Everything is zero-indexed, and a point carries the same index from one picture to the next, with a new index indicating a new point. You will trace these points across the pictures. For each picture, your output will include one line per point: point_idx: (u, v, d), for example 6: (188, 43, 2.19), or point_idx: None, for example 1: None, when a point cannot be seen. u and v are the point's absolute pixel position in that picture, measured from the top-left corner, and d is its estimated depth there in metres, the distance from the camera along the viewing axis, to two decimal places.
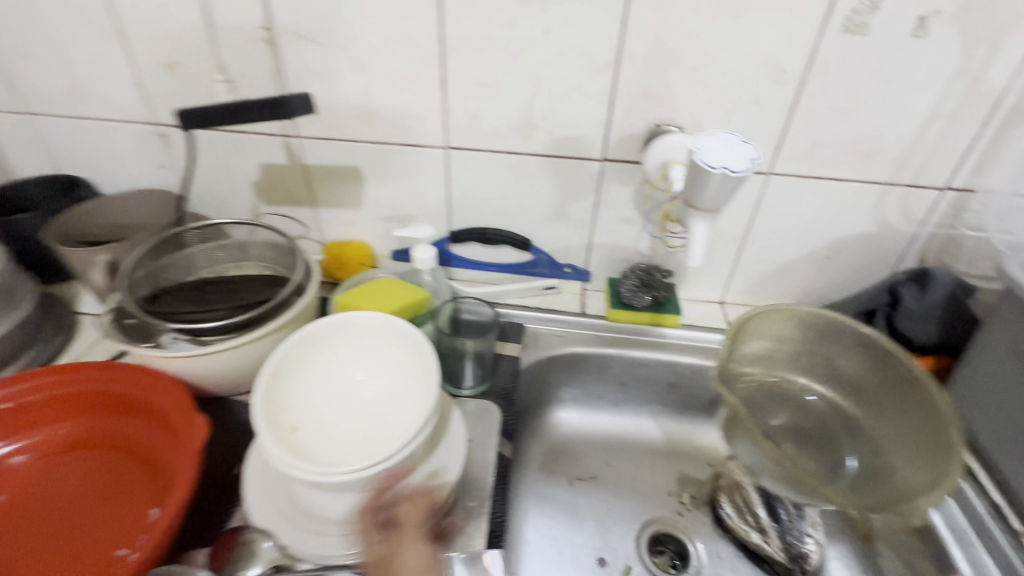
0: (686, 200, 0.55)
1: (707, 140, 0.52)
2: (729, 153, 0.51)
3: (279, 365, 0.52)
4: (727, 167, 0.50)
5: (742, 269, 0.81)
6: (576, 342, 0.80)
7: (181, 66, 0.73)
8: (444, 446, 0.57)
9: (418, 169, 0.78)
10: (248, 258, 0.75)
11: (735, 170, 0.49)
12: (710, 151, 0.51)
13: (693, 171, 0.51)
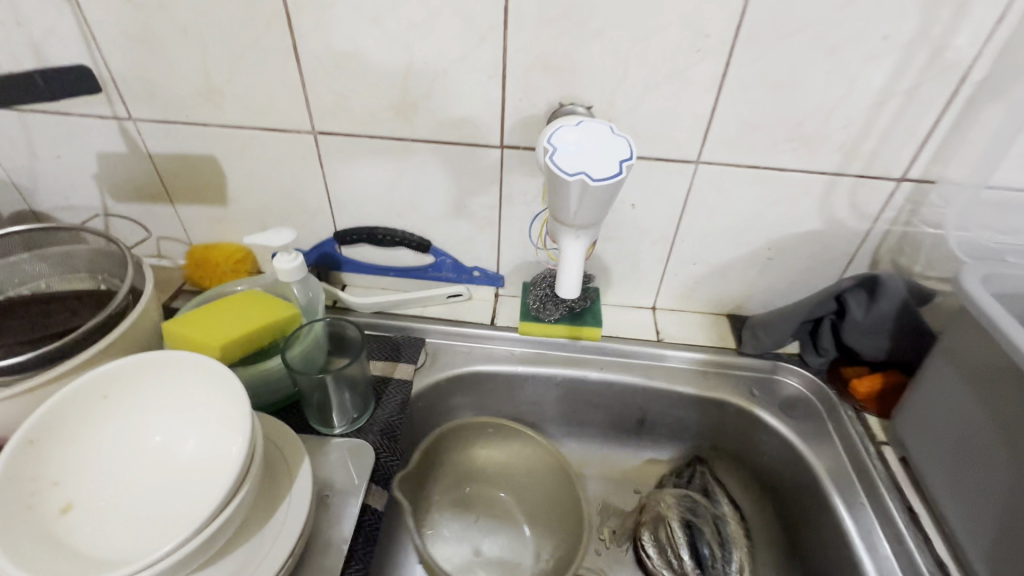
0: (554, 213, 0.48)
1: (569, 140, 0.43)
2: (593, 154, 0.43)
3: (38, 430, 0.41)
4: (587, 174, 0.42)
5: (674, 272, 0.71)
6: (483, 360, 0.70)
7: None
8: (280, 519, 0.47)
9: (286, 158, 0.65)
10: (76, 271, 0.62)
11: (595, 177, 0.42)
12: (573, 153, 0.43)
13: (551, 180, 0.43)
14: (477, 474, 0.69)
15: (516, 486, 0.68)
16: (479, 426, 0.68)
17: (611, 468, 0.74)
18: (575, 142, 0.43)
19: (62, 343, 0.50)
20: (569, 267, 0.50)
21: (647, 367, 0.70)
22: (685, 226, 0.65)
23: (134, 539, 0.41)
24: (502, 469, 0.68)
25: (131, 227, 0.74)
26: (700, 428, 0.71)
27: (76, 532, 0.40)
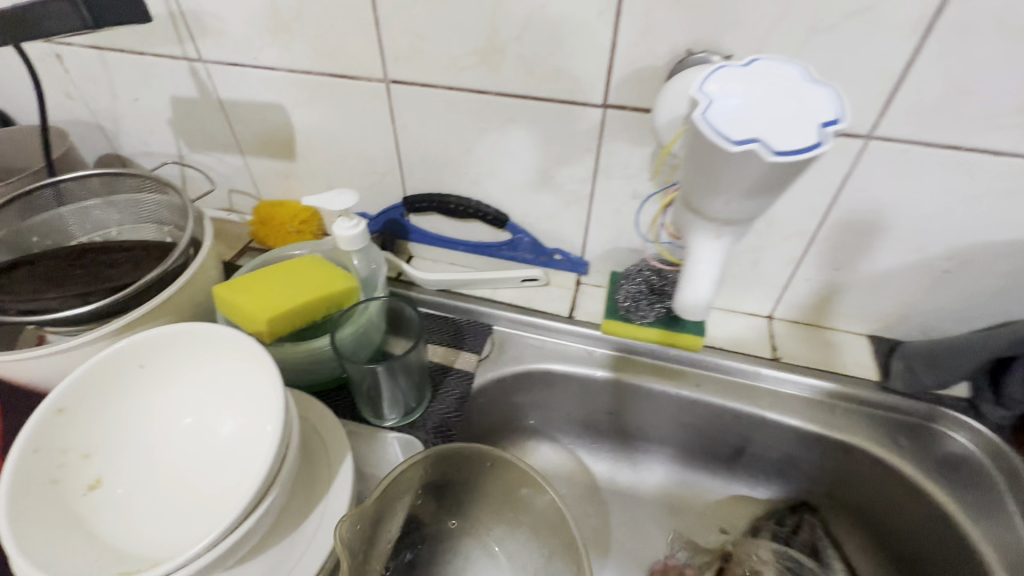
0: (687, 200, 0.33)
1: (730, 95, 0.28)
2: (777, 113, 0.27)
3: (69, 398, 0.37)
4: (765, 142, 0.27)
5: (805, 276, 0.56)
6: (555, 359, 0.60)
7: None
8: (314, 522, 0.41)
9: (356, 111, 0.58)
10: (144, 221, 0.60)
11: (780, 147, 0.26)
12: (743, 111, 0.28)
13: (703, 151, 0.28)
14: (474, 506, 0.51)
15: (520, 540, 0.49)
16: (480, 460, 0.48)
17: (691, 500, 0.63)
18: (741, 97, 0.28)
19: (117, 298, 0.47)
20: (699, 274, 0.38)
21: (754, 389, 0.57)
22: (833, 220, 0.51)
23: (155, 533, 0.36)
24: (507, 513, 0.50)
25: (204, 177, 0.72)
26: (815, 473, 0.57)
27: (99, 515, 0.36)
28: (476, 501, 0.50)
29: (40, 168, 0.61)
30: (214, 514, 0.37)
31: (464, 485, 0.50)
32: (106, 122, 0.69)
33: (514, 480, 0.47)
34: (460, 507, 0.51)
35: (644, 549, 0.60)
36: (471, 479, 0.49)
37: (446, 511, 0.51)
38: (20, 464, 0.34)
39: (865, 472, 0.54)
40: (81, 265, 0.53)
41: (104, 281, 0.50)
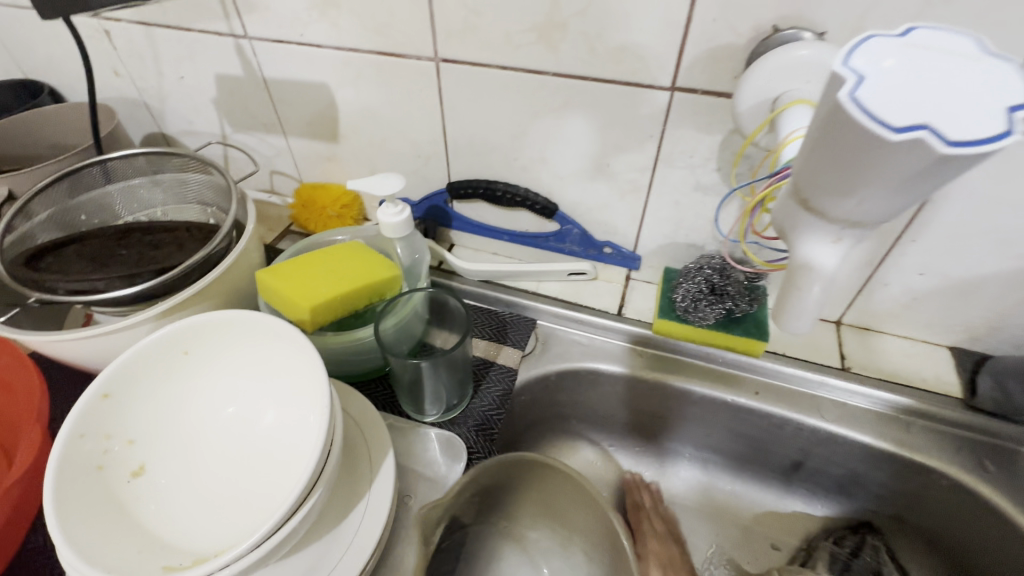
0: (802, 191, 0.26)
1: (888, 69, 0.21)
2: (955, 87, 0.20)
3: (115, 383, 0.36)
4: (935, 127, 0.20)
5: (884, 280, 0.51)
6: (602, 359, 0.57)
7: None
8: (354, 520, 0.40)
9: (402, 92, 0.55)
10: (188, 201, 0.59)
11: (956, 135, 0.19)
12: (905, 82, 0.21)
13: (841, 133, 0.22)
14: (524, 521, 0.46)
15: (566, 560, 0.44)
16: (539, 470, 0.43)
17: (740, 512, 0.59)
18: (907, 76, 0.21)
19: (162, 281, 0.46)
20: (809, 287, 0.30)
21: (819, 400, 0.53)
22: (924, 221, 0.45)
23: (197, 526, 0.35)
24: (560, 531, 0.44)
25: (247, 158, 0.71)
26: (882, 493, 0.53)
27: (142, 503, 0.35)
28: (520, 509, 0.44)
29: (88, 145, 0.60)
30: (256, 510, 0.35)
31: (508, 488, 0.44)
32: (152, 100, 0.69)
33: (570, 501, 0.42)
34: (501, 509, 0.45)
35: (689, 560, 0.57)
36: (520, 484, 0.44)
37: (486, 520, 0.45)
38: (67, 449, 0.33)
39: (944, 500, 0.49)
40: (127, 245, 0.52)
41: (149, 262, 0.49)
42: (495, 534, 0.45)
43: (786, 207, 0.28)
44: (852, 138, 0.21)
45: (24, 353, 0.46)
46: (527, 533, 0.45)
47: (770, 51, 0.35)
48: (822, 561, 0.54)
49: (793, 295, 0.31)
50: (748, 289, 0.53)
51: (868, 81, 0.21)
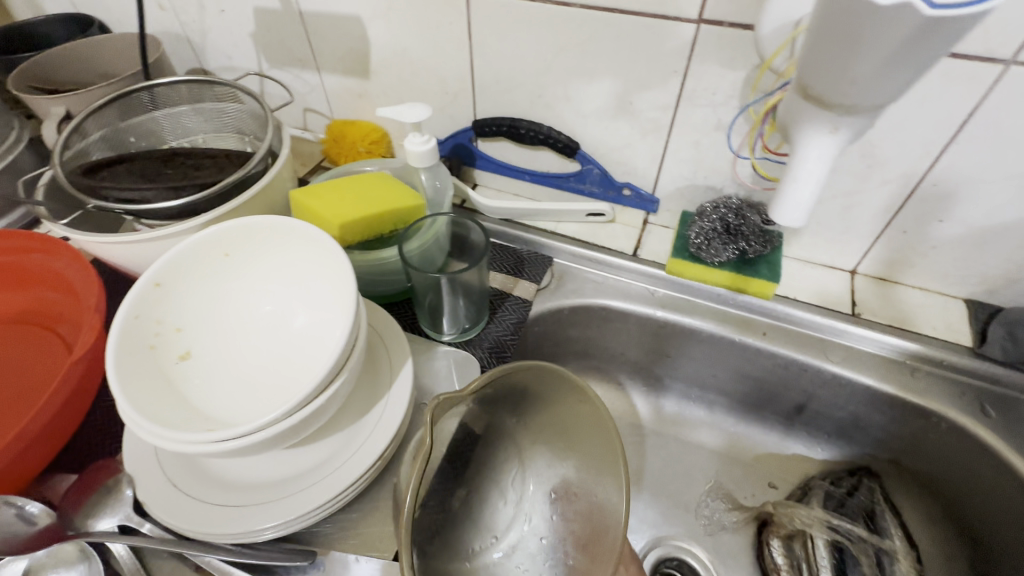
0: (799, 82, 0.27)
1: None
2: None
3: (165, 274, 0.40)
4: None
5: (902, 227, 0.51)
6: (613, 295, 0.59)
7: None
8: (373, 415, 0.43)
9: (433, 26, 0.56)
10: (228, 130, 0.62)
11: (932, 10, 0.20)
12: None
13: (839, 4, 0.22)
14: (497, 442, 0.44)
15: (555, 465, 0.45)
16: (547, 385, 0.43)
17: (741, 451, 0.62)
18: None
19: (204, 196, 0.50)
20: (803, 179, 0.30)
21: (827, 343, 0.54)
22: (945, 165, 0.45)
23: (237, 406, 0.39)
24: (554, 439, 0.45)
25: (282, 94, 0.74)
26: (880, 436, 0.54)
27: (188, 380, 0.39)
28: (541, 415, 0.45)
29: (135, 73, 0.64)
30: (289, 393, 0.40)
31: (540, 389, 0.44)
32: (194, 33, 0.71)
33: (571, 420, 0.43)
34: (518, 409, 0.44)
35: (686, 490, 0.60)
36: (551, 399, 0.44)
37: (510, 420, 0.44)
38: (124, 325, 0.37)
39: (939, 441, 0.50)
40: (171, 166, 0.56)
41: (192, 179, 0.53)
42: (501, 434, 0.45)
43: (791, 102, 0.29)
44: (849, 10, 0.22)
45: (81, 256, 0.50)
46: (536, 447, 0.46)
47: None
48: (817, 498, 0.55)
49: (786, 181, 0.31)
50: (763, 231, 0.54)
51: None
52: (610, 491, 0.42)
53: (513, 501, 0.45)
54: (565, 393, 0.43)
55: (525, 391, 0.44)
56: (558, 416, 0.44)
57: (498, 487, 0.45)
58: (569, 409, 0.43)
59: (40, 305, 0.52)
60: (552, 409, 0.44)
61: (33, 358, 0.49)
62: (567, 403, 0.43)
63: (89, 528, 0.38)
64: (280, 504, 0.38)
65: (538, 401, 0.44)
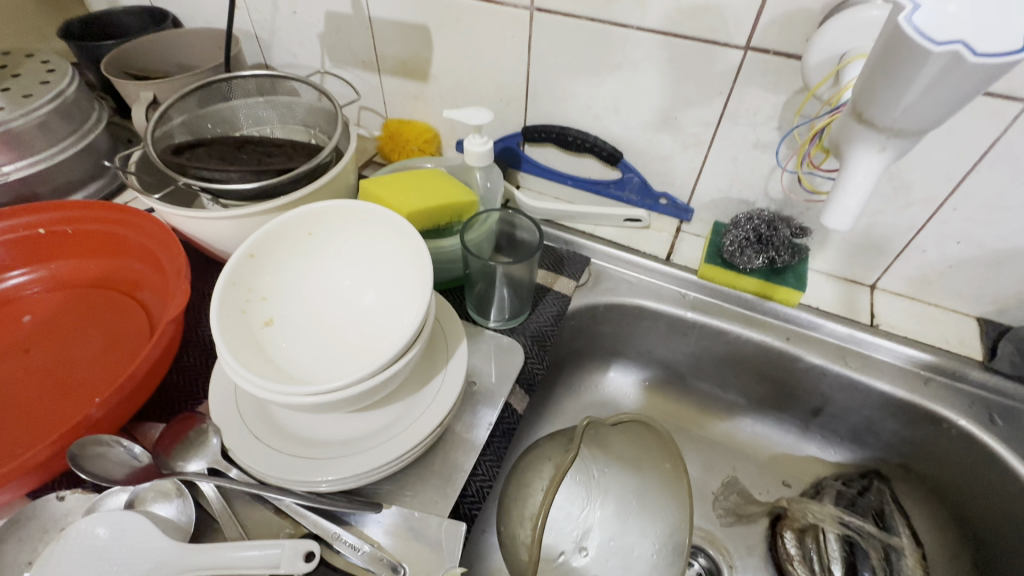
0: (854, 108, 0.31)
1: None
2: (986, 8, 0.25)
3: (258, 246, 0.45)
4: (966, 44, 0.24)
5: (922, 247, 0.55)
6: (648, 295, 0.63)
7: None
8: (431, 386, 0.46)
9: (496, 37, 0.61)
10: (295, 122, 0.68)
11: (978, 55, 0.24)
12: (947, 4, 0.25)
13: (896, 52, 0.26)
14: (583, 464, 0.49)
15: (625, 504, 0.47)
16: (642, 431, 0.51)
17: (758, 449, 0.65)
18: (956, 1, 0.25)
19: (281, 181, 0.55)
20: (853, 189, 0.34)
21: (846, 350, 0.58)
22: (965, 191, 0.49)
23: (318, 367, 0.44)
24: (631, 479, 0.49)
25: (341, 92, 0.78)
26: (893, 440, 0.58)
27: (274, 343, 0.43)
28: (624, 460, 0.50)
29: (214, 66, 0.69)
30: (368, 358, 0.44)
31: (630, 435, 0.51)
32: (264, 31, 0.76)
33: (648, 462, 0.49)
34: (600, 455, 0.50)
35: (705, 482, 0.64)
36: (632, 450, 0.50)
37: (595, 449, 0.50)
38: (224, 287, 0.41)
39: (948, 446, 0.54)
40: (246, 152, 0.60)
41: (266, 164, 0.57)
42: (580, 469, 0.49)
43: (845, 125, 0.33)
44: (902, 55, 0.26)
45: (167, 226, 0.55)
46: (606, 489, 0.48)
47: (847, 8, 0.40)
48: (829, 496, 0.59)
49: (837, 188, 0.35)
50: (791, 244, 0.58)
51: (925, 6, 0.25)
52: (676, 551, 0.45)
53: (578, 523, 0.47)
54: (646, 446, 0.50)
55: (616, 437, 0.51)
56: (637, 467, 0.49)
57: (568, 509, 0.48)
58: (650, 460, 0.49)
59: (134, 274, 0.57)
60: (632, 459, 0.50)
61: (128, 319, 0.54)
62: (648, 456, 0.50)
63: (180, 468, 0.42)
64: (351, 459, 0.42)
65: (618, 453, 0.50)
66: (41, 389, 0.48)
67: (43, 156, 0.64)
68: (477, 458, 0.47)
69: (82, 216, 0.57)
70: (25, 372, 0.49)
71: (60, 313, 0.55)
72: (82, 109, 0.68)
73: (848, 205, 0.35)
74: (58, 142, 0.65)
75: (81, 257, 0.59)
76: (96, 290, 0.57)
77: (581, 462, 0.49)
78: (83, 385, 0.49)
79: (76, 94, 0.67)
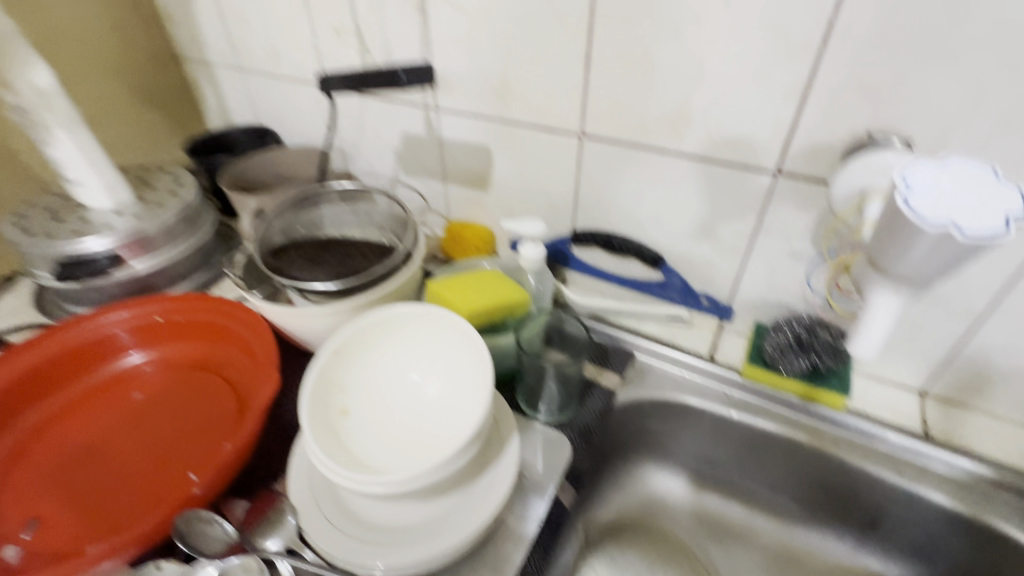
0: (869, 256, 0.37)
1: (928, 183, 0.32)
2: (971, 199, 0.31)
3: (341, 344, 0.52)
4: (958, 224, 0.31)
5: (971, 357, 0.56)
6: (691, 392, 0.65)
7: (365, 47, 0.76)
8: (485, 479, 0.50)
9: (549, 157, 0.70)
10: (372, 225, 0.77)
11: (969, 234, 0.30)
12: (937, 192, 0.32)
13: (900, 223, 0.32)
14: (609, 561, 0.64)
15: None
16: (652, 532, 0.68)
17: (811, 560, 0.64)
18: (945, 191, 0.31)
19: (360, 281, 0.63)
20: (875, 324, 0.39)
21: (900, 460, 0.57)
22: (1006, 306, 0.51)
23: (385, 456, 0.48)
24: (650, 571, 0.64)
25: (410, 197, 0.89)
26: (957, 559, 0.56)
27: (349, 432, 0.49)
28: (642, 559, 0.65)
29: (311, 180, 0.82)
30: (431, 450, 0.48)
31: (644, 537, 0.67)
32: (350, 147, 0.90)
33: (660, 558, 0.65)
34: (617, 555, 0.65)
35: None
36: (642, 549, 0.66)
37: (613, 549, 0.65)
38: (312, 383, 0.48)
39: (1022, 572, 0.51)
40: (331, 253, 0.70)
41: (347, 266, 0.66)
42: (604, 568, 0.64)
43: (862, 268, 0.39)
44: (905, 226, 0.32)
45: (261, 318, 0.64)
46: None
47: (866, 151, 0.45)
48: None
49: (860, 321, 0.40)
50: (833, 348, 0.60)
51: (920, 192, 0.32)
52: None
53: None
54: (659, 544, 0.67)
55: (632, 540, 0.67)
56: (653, 564, 0.65)
57: None
58: (663, 556, 0.66)
59: (230, 359, 0.66)
60: (647, 557, 0.65)
61: (221, 401, 0.61)
62: (662, 554, 0.66)
63: (260, 545, 0.47)
64: (409, 548, 0.45)
65: (633, 554, 0.65)
66: (146, 464, 0.55)
67: (165, 253, 0.76)
68: (526, 554, 0.49)
69: (193, 307, 0.66)
70: (134, 448, 0.57)
71: (166, 393, 0.63)
72: (199, 214, 0.81)
73: (875, 336, 0.39)
74: (178, 242, 0.78)
75: (188, 343, 0.68)
76: (196, 372, 0.65)
77: (605, 561, 0.64)
78: (182, 461, 0.55)
79: (196, 201, 0.80)
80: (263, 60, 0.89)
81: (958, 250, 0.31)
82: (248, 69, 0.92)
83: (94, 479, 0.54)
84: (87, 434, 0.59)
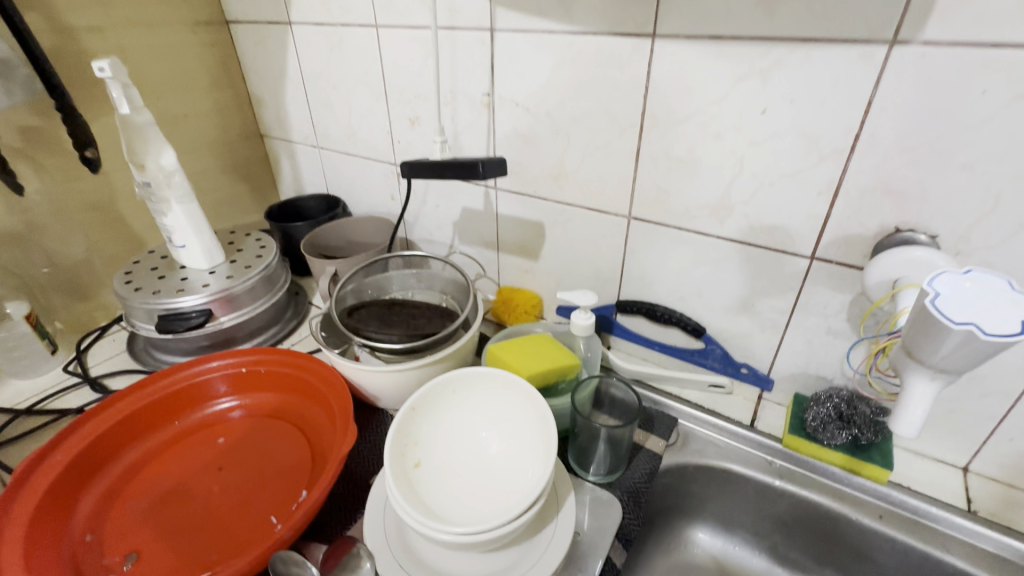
0: (906, 346, 0.42)
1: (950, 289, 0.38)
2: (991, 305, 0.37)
3: (419, 399, 0.58)
4: (978, 326, 0.36)
5: (1009, 436, 0.58)
6: (734, 459, 0.68)
7: (443, 139, 0.79)
8: (546, 535, 0.53)
9: (598, 234, 0.77)
10: (433, 290, 0.85)
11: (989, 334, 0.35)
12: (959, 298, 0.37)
13: (928, 321, 0.38)
14: None
15: None
16: None
17: None
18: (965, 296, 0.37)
19: (428, 343, 0.69)
20: (914, 405, 0.43)
21: (946, 537, 0.59)
22: None
23: (454, 506, 0.53)
24: None
25: (464, 263, 0.98)
26: None
27: (422, 482, 0.54)
28: None
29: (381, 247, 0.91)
30: (497, 503, 0.53)
31: None
32: (412, 217, 0.99)
33: None
34: None
35: None
36: None
37: None
38: (394, 434, 0.54)
39: None
40: (399, 315, 0.77)
41: (415, 327, 0.73)
42: None
43: (900, 356, 0.44)
44: (931, 323, 0.38)
45: (336, 372, 0.70)
46: None
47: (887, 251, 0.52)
48: None
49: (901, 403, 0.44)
50: (874, 422, 0.63)
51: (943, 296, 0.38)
52: None
53: None
54: None
55: None
56: None
57: None
58: None
59: (305, 410, 0.72)
60: None
61: (298, 450, 0.67)
62: None
63: None
64: None
65: None
66: (232, 506, 0.60)
67: (248, 310, 0.85)
68: None
69: (275, 360, 0.73)
70: (221, 490, 0.62)
71: (248, 439, 0.69)
72: (278, 275, 0.90)
73: (914, 417, 0.44)
74: (259, 299, 0.86)
75: (268, 392, 0.75)
76: (275, 420, 0.71)
77: None
78: (263, 505, 0.60)
79: (276, 263, 0.90)
80: (340, 141, 1.01)
81: (982, 347, 0.36)
82: (325, 148, 1.04)
83: (185, 518, 0.59)
84: (179, 475, 0.65)
